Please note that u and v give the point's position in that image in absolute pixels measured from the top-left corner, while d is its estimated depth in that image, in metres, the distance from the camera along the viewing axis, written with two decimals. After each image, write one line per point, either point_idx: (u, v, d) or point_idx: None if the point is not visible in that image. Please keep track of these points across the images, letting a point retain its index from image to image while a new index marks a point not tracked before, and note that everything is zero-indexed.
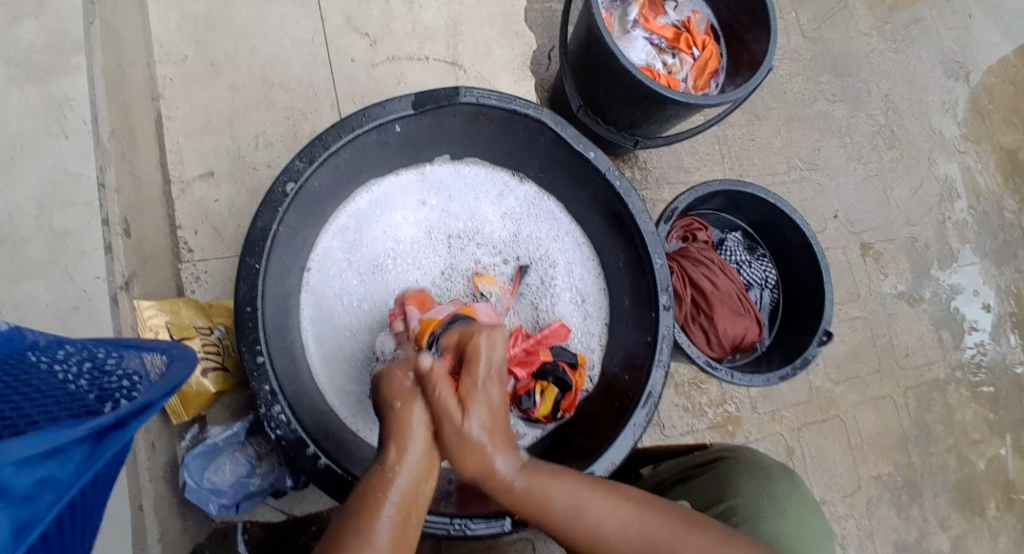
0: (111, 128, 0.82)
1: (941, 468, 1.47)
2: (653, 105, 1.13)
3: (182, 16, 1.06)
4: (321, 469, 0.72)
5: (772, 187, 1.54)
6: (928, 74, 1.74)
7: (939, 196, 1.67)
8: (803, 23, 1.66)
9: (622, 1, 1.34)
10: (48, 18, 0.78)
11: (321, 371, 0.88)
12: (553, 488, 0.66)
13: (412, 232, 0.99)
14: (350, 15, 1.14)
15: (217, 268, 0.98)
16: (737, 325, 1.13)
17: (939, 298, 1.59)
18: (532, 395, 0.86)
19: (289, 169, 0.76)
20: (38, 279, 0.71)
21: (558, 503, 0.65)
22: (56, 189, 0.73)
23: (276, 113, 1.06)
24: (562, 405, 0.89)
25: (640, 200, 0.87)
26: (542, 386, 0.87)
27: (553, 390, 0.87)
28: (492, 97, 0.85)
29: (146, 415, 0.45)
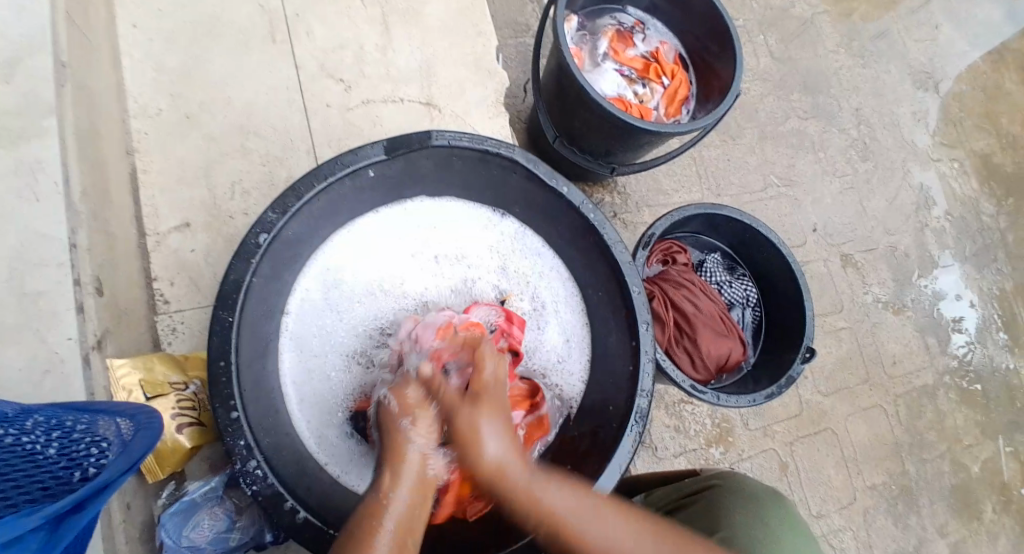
0: (83, 187, 0.82)
1: (936, 474, 1.47)
2: (625, 134, 1.15)
3: (156, 70, 1.07)
4: (300, 523, 0.71)
5: (751, 204, 1.55)
6: (898, 86, 1.77)
7: (916, 204, 1.69)
8: (772, 45, 1.69)
9: (591, 36, 1.37)
10: (19, 82, 0.79)
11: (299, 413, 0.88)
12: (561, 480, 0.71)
13: (394, 263, 0.99)
14: (324, 61, 1.16)
15: (194, 318, 0.97)
16: (721, 346, 1.13)
17: (923, 304, 1.60)
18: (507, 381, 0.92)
19: (262, 220, 0.77)
20: (6, 344, 0.70)
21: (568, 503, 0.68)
22: (28, 252, 0.73)
23: (252, 160, 1.07)
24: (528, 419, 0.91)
25: (614, 231, 0.89)
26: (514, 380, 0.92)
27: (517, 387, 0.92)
28: (463, 139, 0.86)
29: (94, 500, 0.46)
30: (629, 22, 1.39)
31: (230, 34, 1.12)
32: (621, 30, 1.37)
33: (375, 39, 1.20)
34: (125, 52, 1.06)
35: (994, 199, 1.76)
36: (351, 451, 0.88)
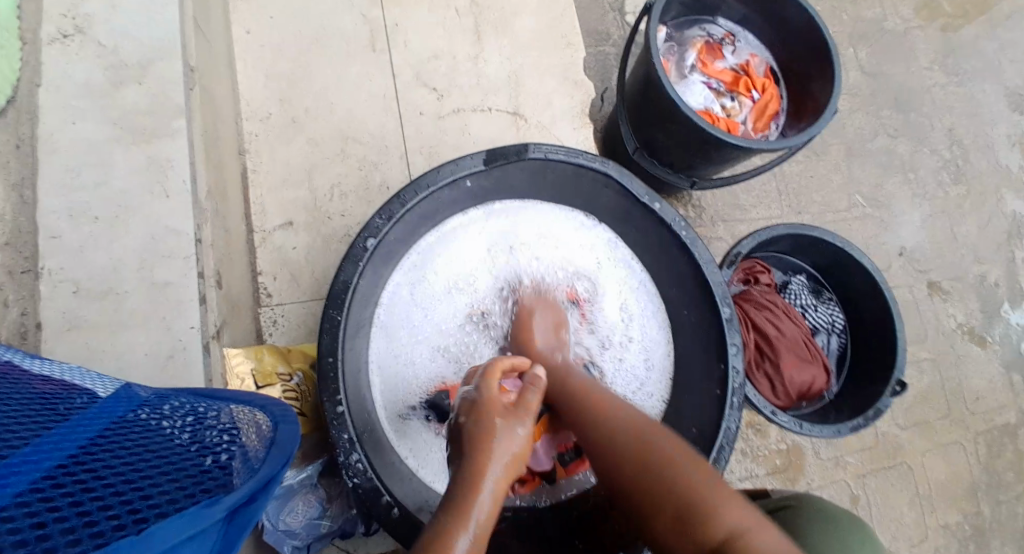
0: (207, 186, 0.87)
1: (1014, 517, 1.41)
2: (712, 148, 1.15)
3: (268, 74, 1.12)
4: (395, 518, 0.75)
5: (832, 224, 1.52)
6: (994, 106, 1.70)
7: (1008, 233, 1.61)
8: (862, 60, 1.65)
9: (679, 46, 1.35)
10: (151, 83, 0.84)
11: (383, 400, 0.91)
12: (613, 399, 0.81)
13: (480, 263, 1.01)
14: (420, 70, 1.19)
15: (294, 312, 1.02)
16: (805, 373, 1.11)
17: (1011, 339, 1.53)
18: None
19: (369, 225, 0.80)
20: (135, 329, 0.75)
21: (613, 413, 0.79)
22: (158, 244, 0.78)
23: (350, 164, 1.11)
24: None
25: (706, 249, 0.89)
26: None
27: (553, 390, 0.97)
28: (559, 153, 0.88)
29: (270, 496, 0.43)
30: (719, 34, 1.37)
31: (334, 40, 1.17)
32: (710, 42, 1.36)
33: (469, 48, 1.23)
34: (239, 56, 1.12)
35: None
36: (427, 444, 0.91)
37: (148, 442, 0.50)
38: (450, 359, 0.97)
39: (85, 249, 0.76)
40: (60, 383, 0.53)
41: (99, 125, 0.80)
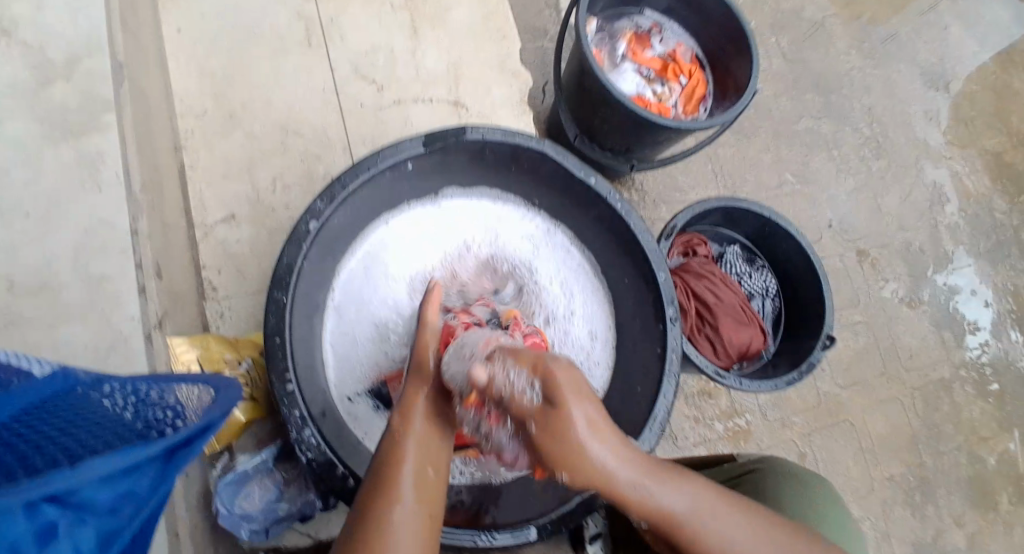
0: (142, 180, 0.87)
1: (954, 466, 1.49)
2: (645, 130, 1.19)
3: (202, 71, 1.13)
4: (350, 489, 0.76)
5: (766, 201, 1.59)
6: (910, 85, 1.81)
7: (929, 201, 1.72)
8: (784, 46, 1.74)
9: (610, 38, 1.40)
10: (79, 79, 0.84)
11: (334, 380, 0.92)
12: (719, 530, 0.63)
13: (427, 249, 1.03)
14: (358, 63, 1.21)
15: (242, 306, 1.02)
16: (742, 335, 1.16)
17: (938, 300, 1.62)
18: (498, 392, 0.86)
19: (311, 208, 0.81)
20: (73, 322, 0.74)
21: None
22: (92, 237, 0.78)
23: (291, 157, 1.12)
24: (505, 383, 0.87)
25: (641, 220, 0.92)
26: None
27: None
28: (495, 133, 0.91)
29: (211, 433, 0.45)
30: (646, 25, 1.43)
31: (269, 37, 1.18)
32: (638, 33, 1.42)
33: (405, 41, 1.25)
34: (172, 56, 1.12)
35: (1007, 196, 1.79)
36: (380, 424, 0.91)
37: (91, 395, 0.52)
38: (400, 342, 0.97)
39: (16, 245, 0.75)
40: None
41: (27, 122, 0.80)
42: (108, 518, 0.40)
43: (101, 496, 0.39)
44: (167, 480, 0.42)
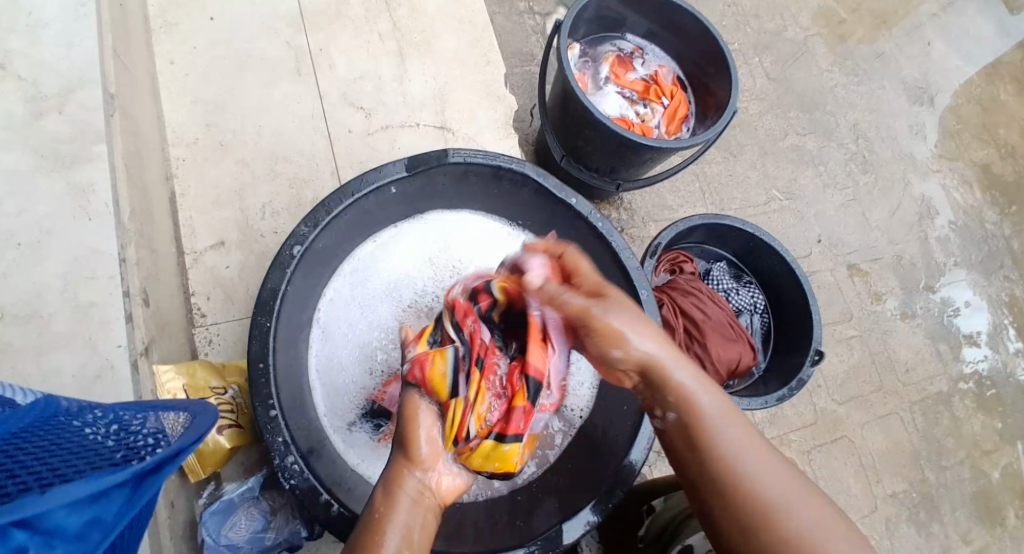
0: (131, 209, 0.89)
1: (956, 480, 1.48)
2: (628, 151, 1.21)
3: (193, 102, 1.15)
4: (334, 515, 0.76)
5: (755, 217, 1.61)
6: (894, 101, 1.83)
7: (919, 214, 1.73)
8: (767, 65, 1.77)
9: (593, 61, 1.44)
10: (71, 112, 0.86)
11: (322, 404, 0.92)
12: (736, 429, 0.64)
13: (415, 268, 1.04)
14: (346, 91, 1.23)
15: (230, 330, 1.03)
16: (731, 350, 1.16)
17: (932, 312, 1.63)
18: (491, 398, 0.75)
19: (295, 234, 0.83)
20: (60, 350, 0.75)
21: (766, 482, 0.60)
22: (81, 265, 0.80)
23: (280, 183, 1.14)
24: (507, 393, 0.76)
25: (622, 239, 0.94)
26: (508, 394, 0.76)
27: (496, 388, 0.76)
28: (477, 156, 0.93)
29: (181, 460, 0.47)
30: (629, 48, 1.46)
31: (259, 68, 1.20)
32: (621, 56, 1.44)
33: (393, 69, 1.28)
34: (165, 88, 1.15)
35: (997, 207, 1.80)
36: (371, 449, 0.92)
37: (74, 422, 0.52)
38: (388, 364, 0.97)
39: (7, 275, 0.76)
40: None
41: (18, 154, 0.81)
42: (76, 545, 0.41)
43: (70, 521, 0.41)
44: (133, 508, 0.43)
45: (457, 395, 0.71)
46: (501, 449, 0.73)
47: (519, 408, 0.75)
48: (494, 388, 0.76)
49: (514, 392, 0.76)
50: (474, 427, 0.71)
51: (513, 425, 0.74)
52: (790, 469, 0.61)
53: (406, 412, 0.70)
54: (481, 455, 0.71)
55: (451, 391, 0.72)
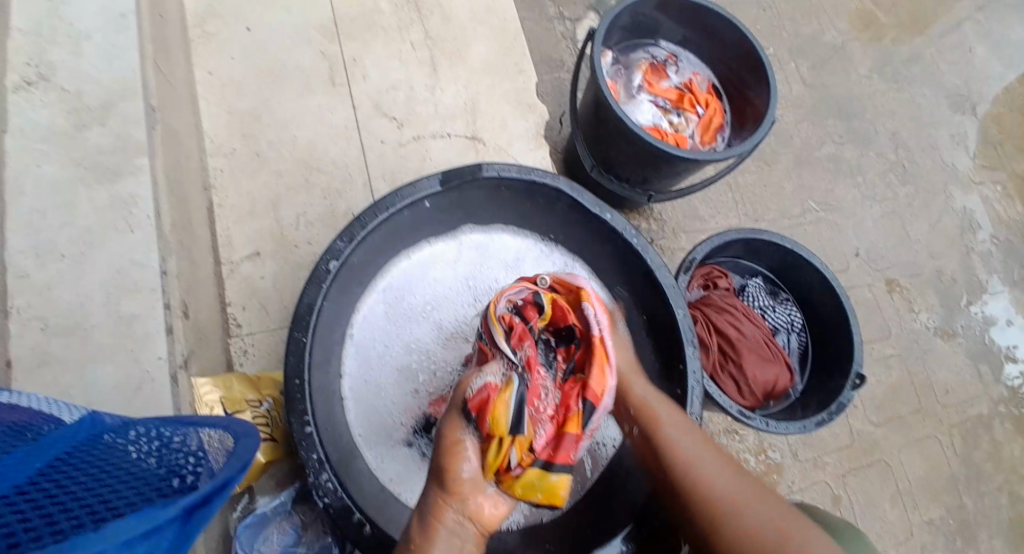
0: (170, 220, 0.90)
1: (994, 506, 1.44)
2: (662, 162, 1.19)
3: (230, 112, 1.16)
4: (366, 535, 0.76)
5: (790, 230, 1.57)
6: (935, 109, 1.78)
7: (960, 228, 1.68)
8: (804, 73, 1.73)
9: (625, 68, 1.40)
10: (115, 124, 0.87)
11: (354, 419, 0.93)
12: (689, 435, 0.76)
13: (447, 282, 1.03)
14: (379, 101, 1.23)
15: (264, 341, 1.04)
16: (767, 371, 1.15)
17: (972, 330, 1.58)
18: (543, 425, 0.69)
19: (332, 248, 0.83)
20: (102, 362, 0.76)
21: (711, 480, 0.72)
22: (122, 278, 0.80)
23: (314, 194, 1.14)
24: (558, 417, 0.71)
25: (657, 255, 0.92)
26: (560, 419, 0.70)
27: (557, 418, 0.70)
28: (512, 170, 0.92)
29: (226, 492, 0.47)
30: (662, 55, 1.42)
31: (295, 77, 1.21)
32: (654, 63, 1.41)
33: (425, 78, 1.27)
34: (202, 98, 1.16)
35: None
36: (407, 466, 0.92)
37: (117, 444, 0.51)
38: (421, 379, 0.97)
39: (51, 287, 0.77)
40: (18, 405, 0.52)
41: (63, 167, 0.82)
42: None
43: None
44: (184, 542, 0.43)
45: (515, 433, 0.66)
46: (546, 479, 0.67)
47: (571, 435, 0.69)
48: (542, 414, 0.70)
49: (566, 417, 0.70)
50: (516, 456, 0.66)
51: (562, 453, 0.68)
52: (733, 471, 0.74)
53: (452, 442, 0.67)
54: (524, 485, 0.67)
55: (509, 427, 0.67)
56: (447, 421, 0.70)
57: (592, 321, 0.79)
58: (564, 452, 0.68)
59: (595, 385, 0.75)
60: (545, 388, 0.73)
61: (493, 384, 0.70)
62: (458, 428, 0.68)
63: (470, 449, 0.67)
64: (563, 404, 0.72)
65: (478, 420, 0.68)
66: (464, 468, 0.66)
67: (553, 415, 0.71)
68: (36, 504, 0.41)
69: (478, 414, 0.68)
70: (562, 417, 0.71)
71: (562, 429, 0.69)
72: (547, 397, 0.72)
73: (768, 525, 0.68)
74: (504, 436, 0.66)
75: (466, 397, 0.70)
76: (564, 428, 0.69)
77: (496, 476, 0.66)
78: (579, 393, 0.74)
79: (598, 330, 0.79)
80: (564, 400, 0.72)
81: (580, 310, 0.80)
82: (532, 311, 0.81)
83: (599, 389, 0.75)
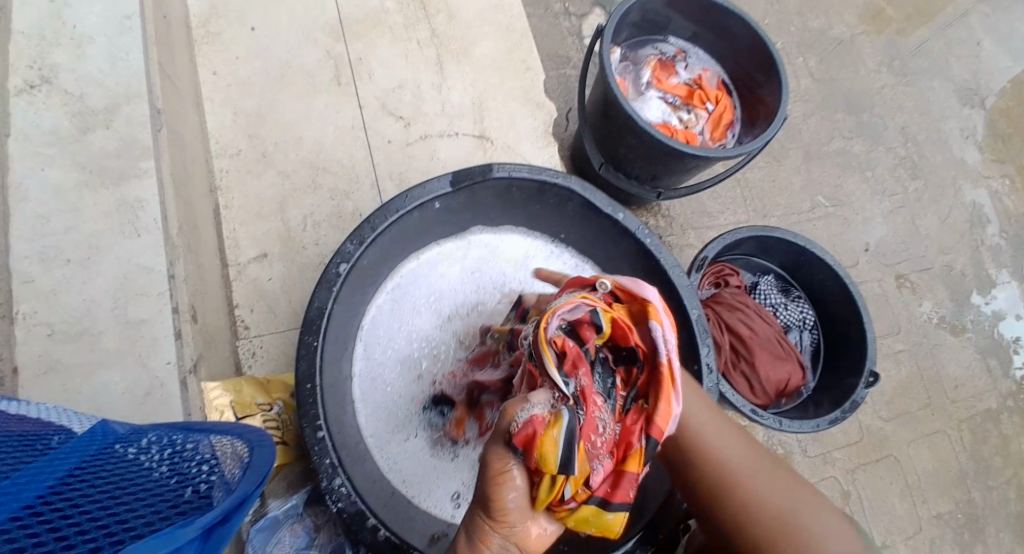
0: (177, 223, 0.89)
1: (1003, 501, 1.43)
2: (672, 159, 1.17)
3: (236, 112, 1.15)
4: (381, 540, 0.75)
5: (799, 225, 1.56)
6: (944, 103, 1.76)
7: (969, 223, 1.66)
8: (812, 67, 1.71)
9: (634, 65, 1.39)
10: (119, 126, 0.86)
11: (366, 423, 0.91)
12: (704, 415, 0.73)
13: (457, 284, 1.02)
14: (385, 100, 1.22)
15: (272, 343, 1.03)
16: (779, 370, 1.14)
17: (982, 325, 1.57)
18: (600, 461, 0.63)
19: (341, 251, 0.82)
20: (111, 367, 0.75)
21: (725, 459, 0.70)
22: (129, 283, 0.79)
23: (321, 195, 1.13)
24: (618, 454, 0.64)
25: (671, 255, 0.91)
26: (620, 455, 0.64)
27: (617, 454, 0.64)
28: (523, 170, 0.91)
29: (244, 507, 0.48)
30: (671, 51, 1.41)
31: (300, 77, 1.20)
32: (663, 60, 1.40)
33: (432, 77, 1.26)
34: (207, 98, 1.15)
35: None
36: (421, 469, 0.91)
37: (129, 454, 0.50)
38: (432, 382, 0.96)
39: (57, 291, 0.76)
40: (19, 414, 0.50)
41: (69, 170, 0.81)
42: None
43: None
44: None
45: (567, 471, 0.60)
46: (602, 517, 0.63)
47: (631, 474, 0.63)
48: (599, 448, 0.63)
49: (627, 455, 0.63)
50: (569, 491, 0.61)
51: (620, 493, 0.63)
52: (748, 450, 0.71)
53: (497, 471, 0.61)
54: (578, 519, 0.62)
55: (560, 464, 0.60)
56: (492, 446, 0.63)
57: (658, 342, 0.69)
58: (622, 491, 0.63)
59: (659, 418, 0.65)
60: (601, 420, 0.64)
61: (539, 417, 0.62)
62: (502, 457, 0.62)
63: (514, 483, 0.61)
64: (622, 438, 0.64)
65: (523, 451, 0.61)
66: (509, 501, 0.61)
67: (612, 450, 0.64)
68: (50, 523, 0.39)
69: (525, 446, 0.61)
70: (620, 454, 0.64)
71: (622, 468, 0.63)
72: (603, 430, 0.64)
73: (781, 505, 0.66)
74: (554, 472, 0.60)
75: (509, 428, 0.62)
76: (623, 466, 0.63)
77: (548, 506, 0.62)
78: (643, 428, 0.65)
79: (665, 352, 0.68)
80: (626, 434, 0.65)
81: (647, 327, 0.70)
82: (589, 331, 0.70)
83: (665, 423, 0.65)
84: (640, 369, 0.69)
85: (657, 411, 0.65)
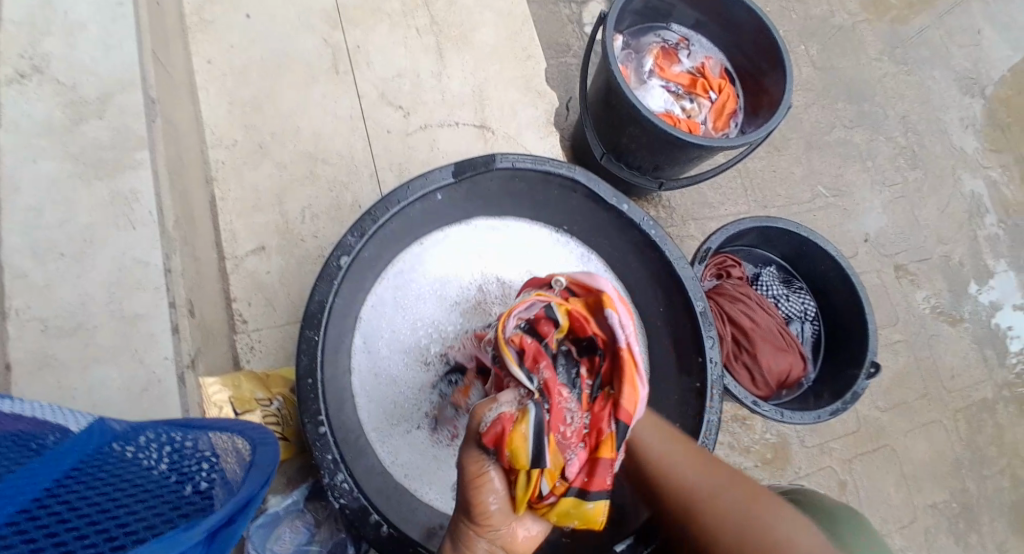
0: (174, 216, 0.87)
1: (997, 490, 1.43)
2: (675, 150, 1.16)
3: (231, 102, 1.13)
4: (383, 536, 0.75)
5: (798, 216, 1.55)
6: (944, 92, 1.75)
7: (968, 213, 1.66)
8: (814, 55, 1.70)
9: (636, 53, 1.37)
10: (112, 116, 0.84)
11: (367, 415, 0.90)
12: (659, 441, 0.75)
13: (459, 271, 1.00)
14: (384, 89, 1.20)
15: (271, 337, 1.01)
16: (781, 362, 1.13)
17: (979, 316, 1.57)
18: (573, 451, 0.65)
19: (342, 244, 0.81)
20: (107, 363, 0.74)
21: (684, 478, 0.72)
22: (126, 277, 0.78)
23: (320, 186, 1.11)
24: (591, 441, 0.66)
25: (676, 247, 0.90)
26: (593, 442, 0.65)
27: (589, 441, 0.65)
28: (526, 161, 0.89)
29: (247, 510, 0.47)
30: (674, 39, 1.40)
31: (297, 65, 1.17)
32: (665, 48, 1.38)
33: (431, 65, 1.24)
34: (202, 87, 1.12)
35: None
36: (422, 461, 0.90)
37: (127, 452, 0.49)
38: (433, 373, 0.95)
39: (51, 286, 0.74)
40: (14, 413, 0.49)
41: (62, 162, 0.79)
42: None
43: None
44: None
45: (538, 465, 0.61)
46: (582, 507, 0.64)
47: (605, 460, 0.64)
48: (569, 439, 0.65)
49: (599, 441, 0.65)
50: (547, 485, 0.62)
51: (597, 479, 0.64)
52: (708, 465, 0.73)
53: (474, 475, 0.61)
54: (559, 513, 0.63)
55: (530, 460, 0.61)
56: (466, 450, 0.63)
57: (615, 329, 0.69)
58: (598, 479, 0.64)
59: (626, 402, 0.66)
60: (570, 410, 0.66)
61: (507, 414, 0.63)
62: (475, 460, 0.62)
63: (490, 485, 0.61)
64: (593, 425, 0.66)
65: (495, 454, 0.61)
66: (488, 503, 0.61)
67: (585, 439, 0.66)
68: (47, 528, 0.38)
69: (496, 447, 0.61)
70: (593, 442, 0.65)
71: (595, 456, 0.65)
72: (574, 420, 0.66)
73: (744, 506, 0.67)
74: (526, 469, 0.60)
75: (479, 429, 0.63)
76: (596, 454, 0.64)
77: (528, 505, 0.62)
78: (611, 413, 0.66)
79: (623, 337, 0.69)
80: (597, 419, 0.66)
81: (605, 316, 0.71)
82: (547, 325, 0.73)
83: (632, 406, 0.66)
84: (601, 357, 0.70)
85: (624, 395, 0.66)
